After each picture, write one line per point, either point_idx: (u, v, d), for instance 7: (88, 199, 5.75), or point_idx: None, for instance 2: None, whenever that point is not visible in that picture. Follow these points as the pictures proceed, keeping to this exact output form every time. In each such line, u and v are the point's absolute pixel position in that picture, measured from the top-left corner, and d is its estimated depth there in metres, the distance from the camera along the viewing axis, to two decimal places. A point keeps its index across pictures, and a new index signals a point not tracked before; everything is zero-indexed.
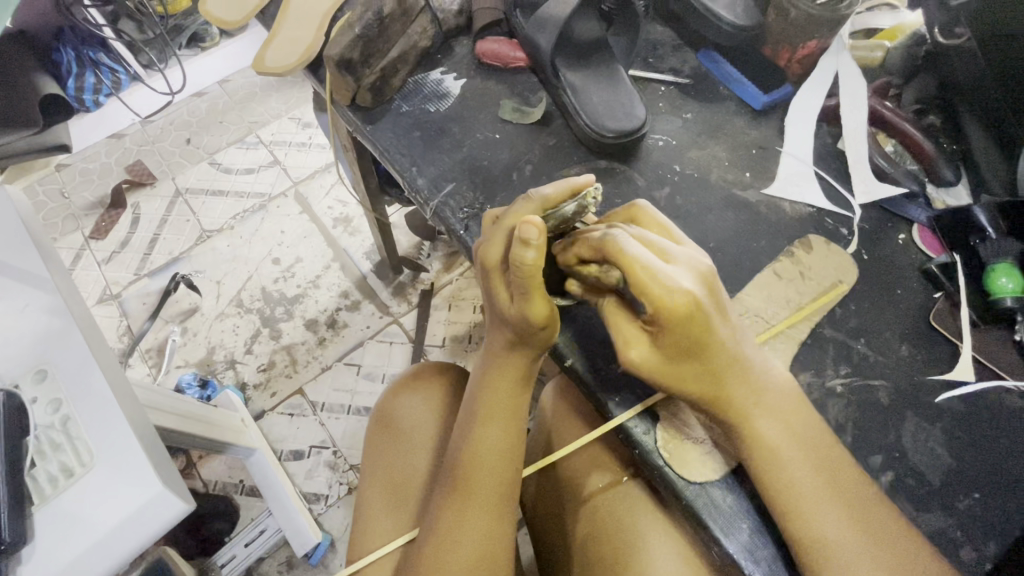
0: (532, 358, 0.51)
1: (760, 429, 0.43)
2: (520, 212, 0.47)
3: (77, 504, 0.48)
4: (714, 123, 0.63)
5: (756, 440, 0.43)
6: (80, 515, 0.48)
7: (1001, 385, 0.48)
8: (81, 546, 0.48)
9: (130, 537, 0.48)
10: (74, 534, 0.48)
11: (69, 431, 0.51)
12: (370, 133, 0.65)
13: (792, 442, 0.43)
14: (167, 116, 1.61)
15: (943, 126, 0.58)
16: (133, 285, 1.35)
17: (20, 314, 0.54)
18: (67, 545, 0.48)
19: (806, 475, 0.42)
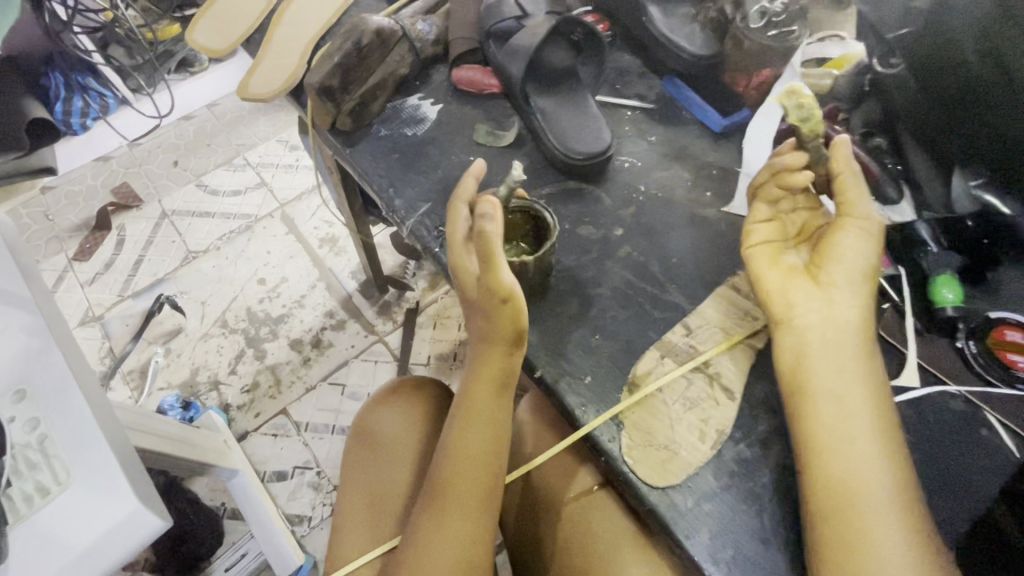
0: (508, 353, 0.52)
1: (829, 378, 0.44)
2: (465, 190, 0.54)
3: (53, 523, 0.49)
4: (677, 146, 0.67)
5: (822, 387, 0.44)
6: (54, 534, 0.49)
7: (945, 390, 0.50)
8: (55, 565, 0.48)
9: (104, 555, 0.48)
10: (49, 553, 0.48)
11: (46, 450, 0.51)
12: (349, 155, 0.68)
13: (854, 398, 0.44)
14: (155, 139, 1.64)
15: (889, 148, 0.61)
16: (117, 305, 1.36)
17: (0, 335, 0.55)
18: (43, 564, 0.48)
19: (864, 430, 0.43)
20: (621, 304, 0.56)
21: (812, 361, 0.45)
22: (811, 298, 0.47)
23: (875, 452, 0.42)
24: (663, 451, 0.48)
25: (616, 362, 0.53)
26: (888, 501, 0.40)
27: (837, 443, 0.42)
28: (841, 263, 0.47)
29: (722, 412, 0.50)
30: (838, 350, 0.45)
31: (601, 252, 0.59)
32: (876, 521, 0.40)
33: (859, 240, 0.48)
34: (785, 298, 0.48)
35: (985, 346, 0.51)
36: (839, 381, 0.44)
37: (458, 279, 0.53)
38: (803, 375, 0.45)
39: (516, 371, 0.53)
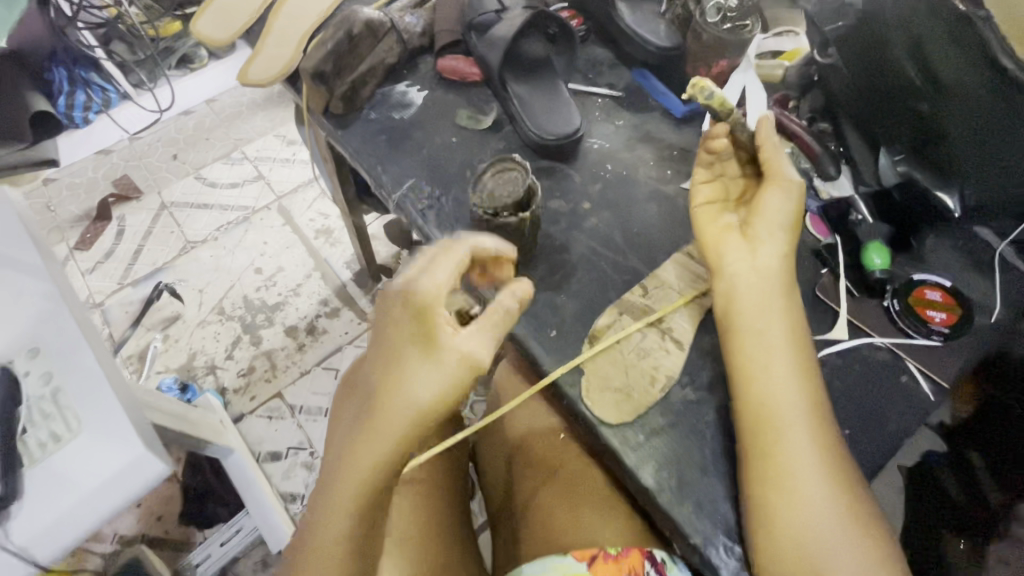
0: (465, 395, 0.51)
1: (756, 327, 0.50)
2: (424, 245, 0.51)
3: (65, 466, 0.54)
4: (642, 130, 0.73)
5: (749, 335, 0.50)
6: (66, 475, 0.54)
7: (871, 342, 0.57)
8: (67, 503, 0.53)
9: (112, 494, 0.53)
10: (62, 493, 0.53)
11: (59, 401, 0.56)
12: (341, 137, 0.73)
13: (778, 344, 0.49)
14: (155, 133, 1.69)
15: (831, 132, 0.68)
16: (116, 293, 1.41)
17: (16, 300, 0.60)
18: (57, 503, 0.53)
19: (788, 373, 0.47)
20: (586, 269, 0.62)
21: (743, 311, 0.51)
22: (742, 252, 0.53)
23: (796, 392, 0.47)
24: (618, 393, 0.54)
25: (579, 319, 0.59)
26: (807, 436, 0.45)
27: (764, 384, 0.47)
28: (765, 220, 0.54)
29: (672, 360, 0.56)
30: (766, 302, 0.51)
31: (569, 223, 0.65)
32: (797, 453, 0.45)
33: (780, 197, 0.54)
34: (719, 252, 0.54)
35: (906, 303, 0.57)
36: (766, 328, 0.49)
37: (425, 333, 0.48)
38: (734, 324, 0.51)
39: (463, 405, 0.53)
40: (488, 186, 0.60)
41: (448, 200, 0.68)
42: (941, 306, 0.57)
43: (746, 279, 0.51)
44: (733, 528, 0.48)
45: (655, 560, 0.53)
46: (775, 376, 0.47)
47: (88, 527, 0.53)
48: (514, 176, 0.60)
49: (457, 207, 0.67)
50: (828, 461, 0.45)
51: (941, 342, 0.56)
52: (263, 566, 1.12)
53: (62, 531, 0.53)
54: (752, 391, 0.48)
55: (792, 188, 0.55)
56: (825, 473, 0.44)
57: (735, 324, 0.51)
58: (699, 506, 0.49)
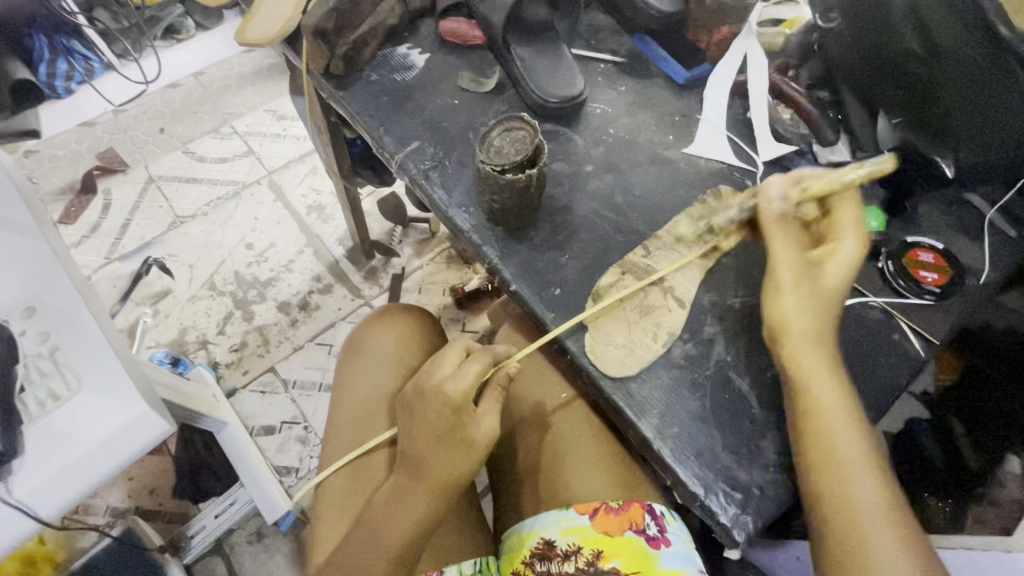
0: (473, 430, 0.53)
1: (824, 390, 0.48)
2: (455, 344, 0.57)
3: (67, 423, 0.54)
4: (644, 95, 0.72)
5: (821, 399, 0.48)
6: (66, 433, 0.54)
7: (864, 302, 0.58)
8: (67, 461, 0.53)
9: (114, 452, 0.53)
10: (63, 450, 0.53)
11: (57, 360, 0.56)
12: (341, 98, 0.72)
13: (844, 408, 0.48)
14: (140, 105, 1.63)
15: (830, 100, 0.68)
16: (104, 268, 1.38)
17: (9, 259, 0.59)
18: (57, 460, 0.53)
19: (853, 435, 0.47)
20: (588, 230, 0.62)
21: (816, 378, 0.49)
22: (818, 299, 0.50)
23: (865, 456, 0.47)
24: (620, 349, 0.55)
25: (582, 278, 0.60)
26: (876, 496, 0.45)
27: (837, 449, 0.46)
28: (833, 278, 0.50)
29: (673, 317, 0.57)
30: (827, 364, 0.49)
31: (571, 185, 0.65)
32: (868, 513, 0.45)
33: (846, 254, 0.51)
34: (795, 288, 0.50)
35: (900, 265, 0.58)
36: (833, 390, 0.48)
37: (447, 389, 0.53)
38: (804, 392, 0.49)
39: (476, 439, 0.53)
40: (496, 144, 0.59)
41: (451, 161, 0.67)
42: (933, 268, 0.58)
43: (794, 309, 0.50)
44: (731, 476, 0.50)
45: (655, 513, 0.57)
46: (843, 435, 0.47)
47: (90, 485, 0.53)
48: (523, 135, 0.59)
49: (460, 168, 0.67)
50: (899, 519, 0.45)
51: (933, 301, 0.57)
52: (259, 537, 1.14)
53: (64, 488, 0.52)
54: (808, 413, 0.48)
55: (861, 255, 0.51)
56: (895, 534, 0.44)
57: (788, 355, 0.50)
58: (699, 455, 0.51)
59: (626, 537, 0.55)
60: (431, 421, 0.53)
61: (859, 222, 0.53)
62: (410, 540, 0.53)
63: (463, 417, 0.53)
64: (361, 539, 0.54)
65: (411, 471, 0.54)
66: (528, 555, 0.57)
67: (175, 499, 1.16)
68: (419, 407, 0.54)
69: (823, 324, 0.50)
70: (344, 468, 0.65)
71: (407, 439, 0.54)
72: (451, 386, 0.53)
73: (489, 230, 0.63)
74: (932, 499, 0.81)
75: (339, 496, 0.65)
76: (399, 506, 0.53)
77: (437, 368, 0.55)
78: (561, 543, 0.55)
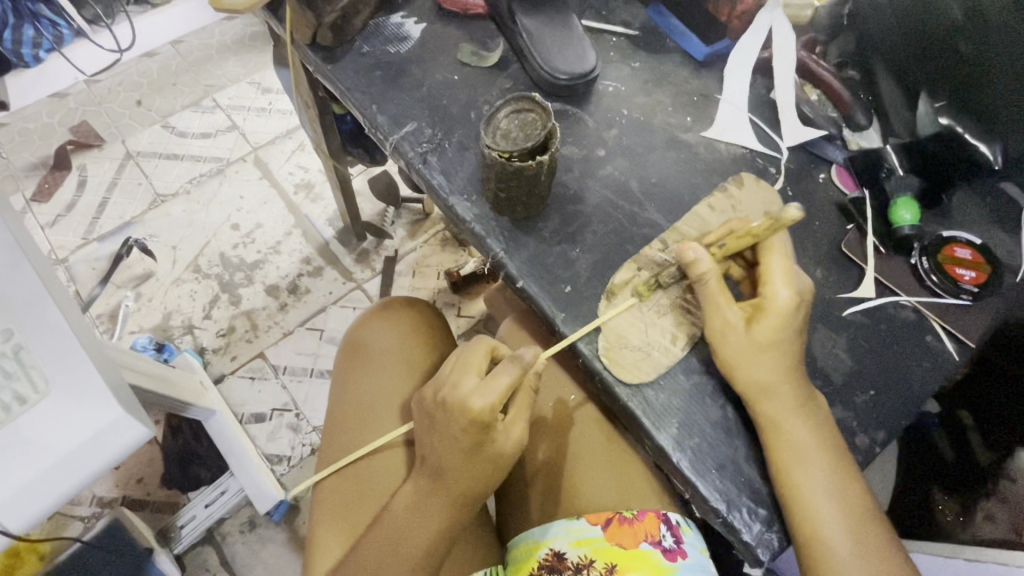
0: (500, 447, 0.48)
1: (793, 436, 0.46)
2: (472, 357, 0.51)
3: (34, 429, 0.48)
4: (660, 72, 0.67)
5: (793, 444, 0.46)
6: (35, 441, 0.48)
7: (896, 300, 0.55)
8: (37, 472, 0.47)
9: (91, 460, 0.48)
10: (31, 458, 0.47)
11: (21, 359, 0.49)
12: (330, 72, 0.66)
13: (816, 453, 0.46)
14: (115, 75, 1.52)
15: (861, 80, 0.64)
16: (81, 249, 1.31)
17: None
18: (23, 469, 0.47)
19: (830, 478, 0.45)
20: (602, 220, 0.58)
21: (780, 427, 0.46)
22: (754, 362, 0.47)
23: (842, 499, 0.45)
24: (637, 352, 0.52)
25: (595, 274, 0.55)
26: (851, 539, 0.44)
27: (810, 496, 0.45)
28: (766, 337, 0.47)
29: (694, 318, 0.53)
30: (794, 408, 0.47)
31: (583, 170, 0.60)
32: (842, 559, 0.44)
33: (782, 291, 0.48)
34: (729, 353, 0.48)
35: (935, 261, 0.55)
36: (802, 436, 0.46)
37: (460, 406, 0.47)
38: (770, 440, 0.47)
39: (503, 457, 0.49)
40: (503, 126, 0.53)
41: (452, 143, 0.62)
42: (971, 265, 0.55)
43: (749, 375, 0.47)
44: (755, 491, 0.47)
45: (671, 523, 0.54)
46: (818, 480, 0.45)
47: (64, 495, 0.48)
48: (534, 118, 0.53)
49: (461, 151, 0.61)
50: (877, 562, 0.44)
51: (969, 301, 0.54)
52: (251, 527, 1.09)
53: (34, 500, 0.47)
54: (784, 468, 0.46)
55: (796, 307, 0.48)
56: None
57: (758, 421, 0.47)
58: (721, 468, 0.48)
59: (641, 550, 0.52)
60: (456, 436, 0.48)
61: (789, 268, 0.49)
62: (430, 551, 0.50)
63: (491, 432, 0.48)
64: (376, 551, 0.51)
65: (432, 480, 0.50)
66: (536, 567, 0.54)
67: (162, 487, 1.10)
68: (441, 420, 0.49)
69: (772, 380, 0.47)
70: (349, 469, 0.62)
71: (427, 448, 0.51)
72: (479, 401, 0.47)
73: (494, 220, 0.58)
74: (940, 494, 0.76)
75: (344, 497, 0.61)
76: (417, 517, 0.51)
77: (462, 378, 0.49)
78: (572, 555, 0.53)
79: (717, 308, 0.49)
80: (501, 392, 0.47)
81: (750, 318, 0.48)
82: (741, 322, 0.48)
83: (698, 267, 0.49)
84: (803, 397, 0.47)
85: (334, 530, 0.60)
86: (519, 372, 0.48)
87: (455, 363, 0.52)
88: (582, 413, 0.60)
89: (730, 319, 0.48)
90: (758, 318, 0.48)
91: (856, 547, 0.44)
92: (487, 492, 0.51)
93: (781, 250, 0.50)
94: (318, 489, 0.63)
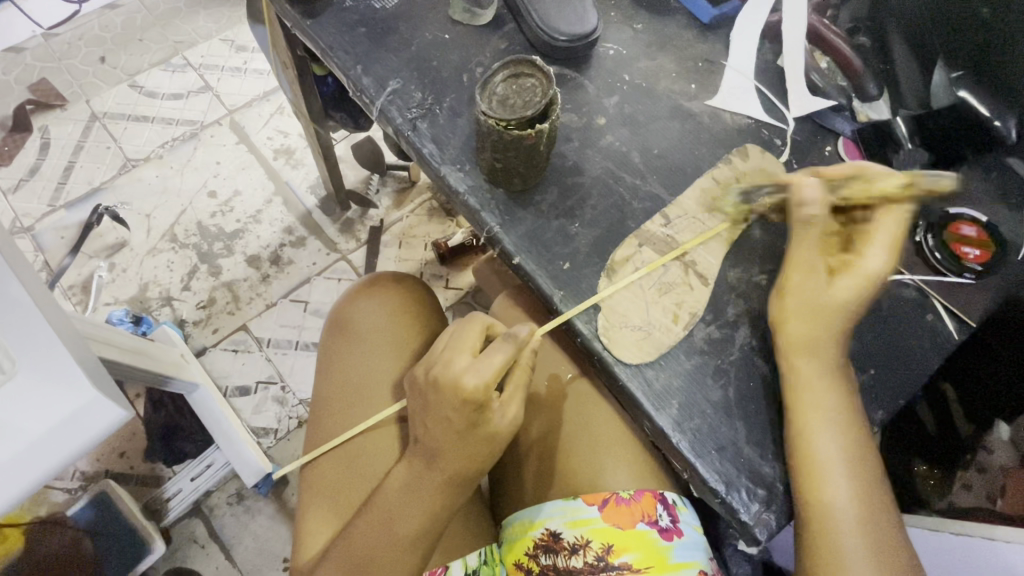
0: (494, 426, 0.47)
1: (829, 392, 0.47)
2: (466, 335, 0.49)
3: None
4: (664, 36, 0.63)
5: (821, 406, 0.46)
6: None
7: (899, 279, 0.54)
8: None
9: (61, 446, 0.45)
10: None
11: None
12: (310, 28, 0.61)
13: (838, 426, 0.46)
14: (75, 27, 1.42)
15: (872, 47, 0.62)
16: (48, 216, 1.24)
17: None
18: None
19: (846, 437, 0.46)
20: (602, 194, 0.55)
21: (806, 382, 0.47)
22: (835, 316, 0.47)
23: (849, 469, 0.46)
24: (638, 332, 0.50)
25: (595, 250, 0.53)
26: (855, 510, 0.45)
27: (825, 464, 0.45)
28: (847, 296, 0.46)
29: (696, 297, 0.52)
30: (830, 368, 0.47)
31: (582, 140, 0.57)
32: (848, 520, 0.45)
33: (874, 253, 0.47)
34: (802, 303, 0.47)
35: (941, 240, 0.54)
36: (826, 402, 0.46)
37: (451, 384, 0.46)
38: (792, 399, 0.47)
39: (497, 438, 0.47)
40: (500, 92, 0.50)
41: (443, 109, 0.58)
42: (975, 243, 0.54)
43: (808, 329, 0.47)
44: (754, 472, 0.47)
45: (667, 503, 0.54)
46: (832, 448, 0.46)
47: (37, 480, 0.45)
48: (533, 84, 0.49)
49: (453, 118, 0.58)
50: (874, 531, 0.45)
51: (972, 280, 0.53)
52: (238, 500, 1.07)
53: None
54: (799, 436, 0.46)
55: (884, 276, 0.47)
56: (871, 555, 0.45)
57: (798, 378, 0.47)
58: (721, 449, 0.47)
59: (638, 530, 0.53)
60: (449, 417, 0.46)
61: (897, 238, 0.47)
62: (424, 531, 0.50)
63: (485, 413, 0.46)
64: (367, 533, 0.50)
65: (425, 461, 0.49)
66: (532, 546, 0.54)
67: (146, 462, 1.07)
68: (433, 400, 0.47)
69: (820, 337, 0.47)
70: (339, 449, 0.61)
71: (419, 428, 0.49)
72: (471, 381, 0.45)
73: (489, 192, 0.55)
74: (920, 463, 0.75)
75: (335, 479, 0.60)
76: (411, 500, 0.49)
77: (453, 358, 0.47)
78: (568, 535, 0.53)
79: (806, 251, 0.48)
80: (494, 371, 0.45)
81: (833, 271, 0.48)
82: (824, 273, 0.47)
83: (805, 208, 0.47)
84: (836, 363, 0.47)
85: (326, 511, 0.59)
86: (511, 351, 0.46)
87: (448, 341, 0.50)
88: (578, 391, 0.59)
89: (813, 268, 0.47)
90: (841, 273, 0.47)
91: (859, 515, 0.45)
92: (482, 472, 0.50)
93: (899, 215, 0.47)
94: (307, 471, 0.62)
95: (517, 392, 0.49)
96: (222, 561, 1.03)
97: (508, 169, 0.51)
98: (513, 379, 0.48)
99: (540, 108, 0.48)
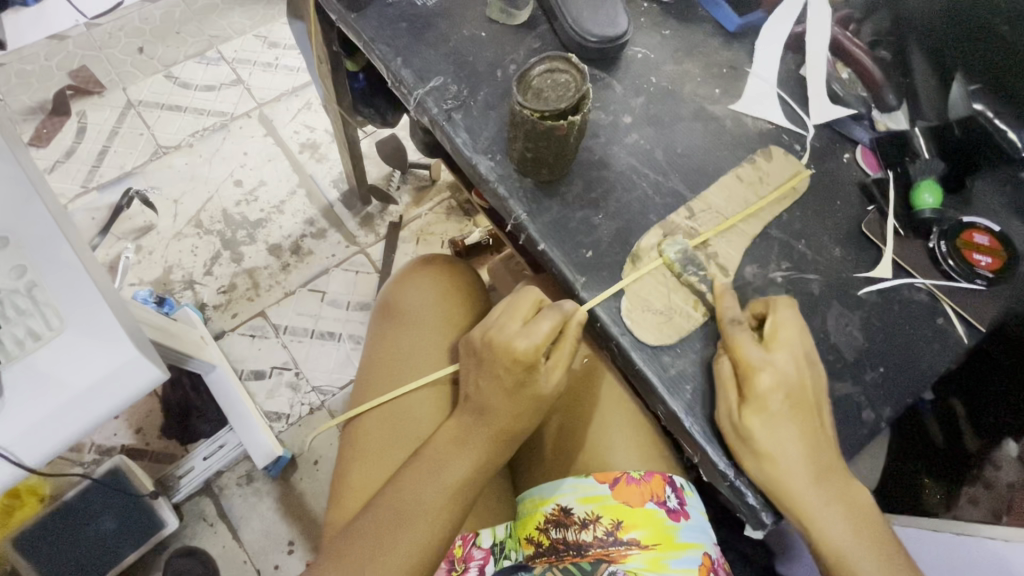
0: (540, 387, 0.50)
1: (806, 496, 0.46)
2: (522, 304, 0.52)
3: (47, 365, 0.47)
4: (690, 42, 0.65)
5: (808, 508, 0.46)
6: (50, 378, 0.47)
7: (911, 283, 0.55)
8: (50, 410, 0.47)
9: (103, 400, 0.47)
10: (42, 392, 0.47)
11: (35, 297, 0.48)
12: (354, 21, 0.64)
13: (857, 543, 0.46)
14: (116, 19, 1.48)
15: (893, 59, 0.64)
16: (81, 197, 1.29)
17: None
18: (38, 403, 0.47)
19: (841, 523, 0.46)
20: (625, 187, 0.57)
21: (789, 493, 0.46)
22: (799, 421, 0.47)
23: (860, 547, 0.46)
24: (659, 316, 0.52)
25: (617, 240, 0.55)
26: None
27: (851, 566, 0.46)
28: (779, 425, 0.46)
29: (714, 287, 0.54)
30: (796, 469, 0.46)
31: (608, 137, 0.60)
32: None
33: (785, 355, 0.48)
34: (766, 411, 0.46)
35: (954, 246, 0.55)
36: (831, 525, 0.46)
37: (504, 344, 0.49)
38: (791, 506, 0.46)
39: (541, 399, 0.50)
40: (536, 85, 0.52)
41: (477, 102, 0.61)
42: (987, 251, 0.55)
43: (773, 455, 0.46)
44: None
45: (676, 485, 0.56)
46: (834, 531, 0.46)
47: (78, 431, 0.47)
48: (567, 79, 0.52)
49: (486, 111, 0.61)
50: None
51: (983, 286, 0.55)
52: (249, 480, 1.10)
53: (47, 436, 0.47)
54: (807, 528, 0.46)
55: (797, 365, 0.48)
56: None
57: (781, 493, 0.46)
58: None
59: (646, 509, 0.54)
60: (501, 375, 0.49)
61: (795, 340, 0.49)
62: (465, 485, 0.51)
63: (534, 373, 0.49)
64: (412, 481, 0.52)
65: (474, 417, 0.52)
66: (542, 520, 0.57)
67: (161, 439, 1.11)
68: (487, 358, 0.50)
69: (784, 454, 0.46)
70: (381, 412, 0.63)
71: (472, 385, 0.52)
72: (523, 342, 0.48)
73: (518, 181, 0.57)
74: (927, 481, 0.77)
75: (377, 438, 0.62)
76: (457, 451, 0.52)
77: (508, 322, 0.50)
78: (579, 511, 0.55)
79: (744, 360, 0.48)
80: (545, 334, 0.48)
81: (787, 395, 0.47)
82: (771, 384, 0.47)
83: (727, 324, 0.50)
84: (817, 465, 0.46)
85: (366, 469, 0.61)
86: (562, 318, 0.49)
87: (504, 307, 0.52)
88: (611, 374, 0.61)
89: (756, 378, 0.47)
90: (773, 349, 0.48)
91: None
92: (524, 432, 0.52)
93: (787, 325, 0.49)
94: (349, 431, 0.64)
95: (564, 360, 0.50)
96: (229, 540, 1.06)
97: (543, 155, 0.53)
98: (562, 345, 0.50)
99: (580, 98, 0.50)
